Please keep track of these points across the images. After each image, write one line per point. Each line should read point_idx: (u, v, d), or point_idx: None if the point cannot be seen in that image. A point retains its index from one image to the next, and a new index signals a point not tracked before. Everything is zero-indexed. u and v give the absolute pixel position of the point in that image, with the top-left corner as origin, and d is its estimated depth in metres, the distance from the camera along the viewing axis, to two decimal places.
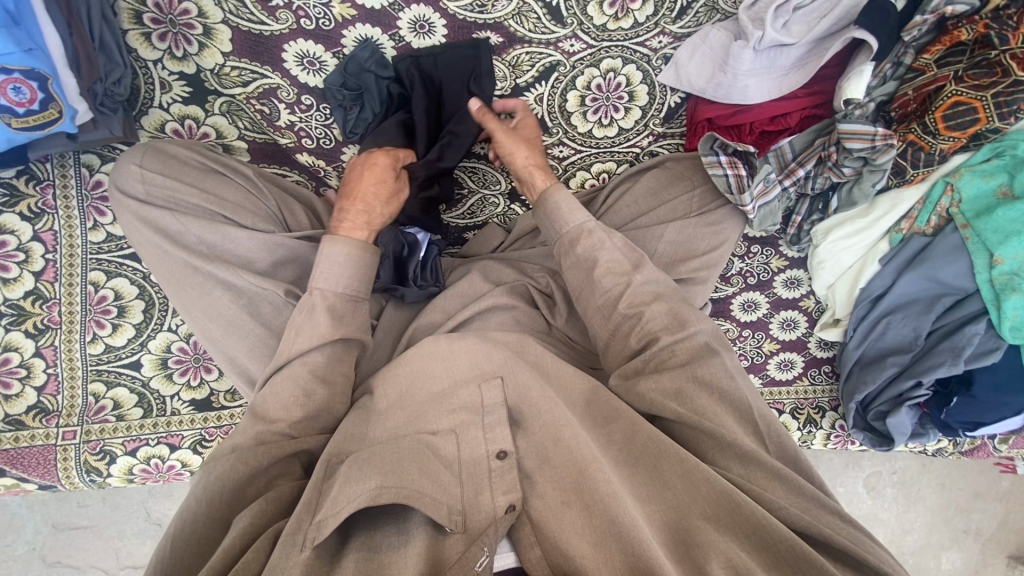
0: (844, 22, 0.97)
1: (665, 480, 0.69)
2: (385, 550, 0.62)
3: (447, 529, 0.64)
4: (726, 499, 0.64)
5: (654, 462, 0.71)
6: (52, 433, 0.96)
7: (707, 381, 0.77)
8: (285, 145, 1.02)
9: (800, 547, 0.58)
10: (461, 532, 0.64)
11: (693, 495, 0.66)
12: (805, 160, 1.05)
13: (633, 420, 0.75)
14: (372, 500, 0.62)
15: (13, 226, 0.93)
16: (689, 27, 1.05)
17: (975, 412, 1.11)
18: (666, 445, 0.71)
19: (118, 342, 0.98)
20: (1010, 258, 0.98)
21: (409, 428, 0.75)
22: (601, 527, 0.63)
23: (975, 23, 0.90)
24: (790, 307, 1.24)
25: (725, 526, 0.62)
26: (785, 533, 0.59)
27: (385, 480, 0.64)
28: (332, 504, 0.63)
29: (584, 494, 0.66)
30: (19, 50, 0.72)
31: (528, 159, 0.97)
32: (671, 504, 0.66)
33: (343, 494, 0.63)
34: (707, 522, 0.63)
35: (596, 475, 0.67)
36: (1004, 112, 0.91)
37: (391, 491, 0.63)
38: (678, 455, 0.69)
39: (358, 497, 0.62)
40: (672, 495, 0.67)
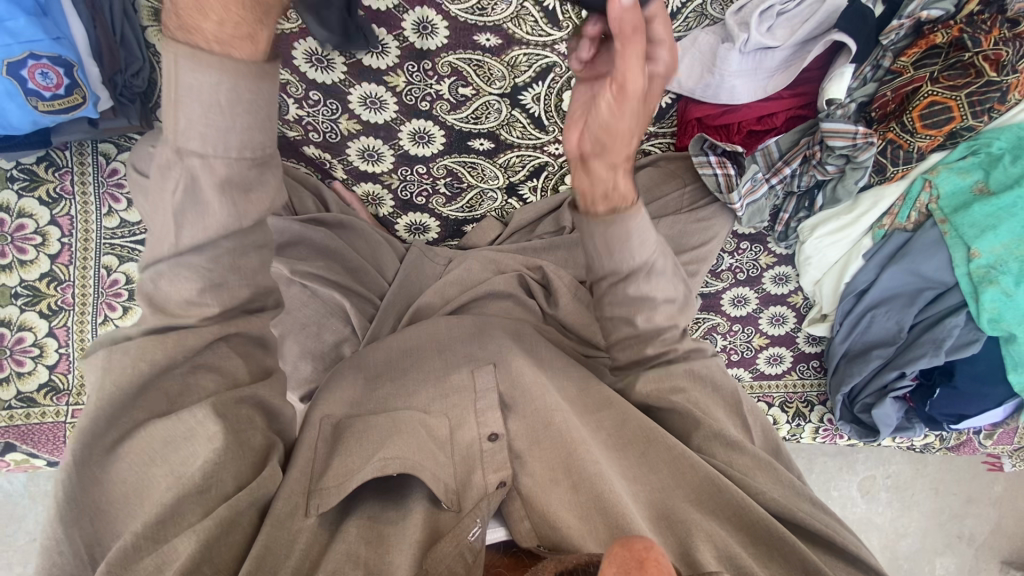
0: (825, 25, 1.03)
1: (653, 465, 0.71)
2: (385, 519, 0.64)
3: (443, 504, 0.66)
4: (709, 484, 0.67)
5: (643, 446, 0.72)
6: (63, 411, 1.00)
7: (703, 376, 0.78)
8: (292, 138, 1.07)
9: (774, 525, 0.62)
10: (455, 510, 0.66)
11: (678, 480, 0.69)
12: (791, 159, 1.10)
13: (621, 403, 0.77)
14: (378, 472, 0.64)
15: (32, 210, 0.97)
16: (678, 32, 1.10)
17: (958, 403, 1.14)
18: (654, 429, 0.73)
19: (128, 323, 1.02)
20: (986, 252, 1.03)
21: (401, 406, 0.75)
22: (587, 500, 0.66)
23: (950, 27, 0.95)
24: (779, 303, 1.28)
25: (709, 510, 0.66)
26: (766, 517, 0.63)
27: (386, 454, 0.66)
28: (330, 479, 0.64)
29: (573, 472, 0.69)
30: (48, 38, 0.81)
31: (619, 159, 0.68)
32: (657, 488, 0.69)
33: (337, 472, 0.65)
34: (691, 504, 0.66)
35: (584, 454, 0.69)
36: (977, 110, 0.97)
37: (395, 462, 0.65)
38: (666, 442, 0.71)
39: (362, 471, 0.64)
40: (658, 479, 0.70)
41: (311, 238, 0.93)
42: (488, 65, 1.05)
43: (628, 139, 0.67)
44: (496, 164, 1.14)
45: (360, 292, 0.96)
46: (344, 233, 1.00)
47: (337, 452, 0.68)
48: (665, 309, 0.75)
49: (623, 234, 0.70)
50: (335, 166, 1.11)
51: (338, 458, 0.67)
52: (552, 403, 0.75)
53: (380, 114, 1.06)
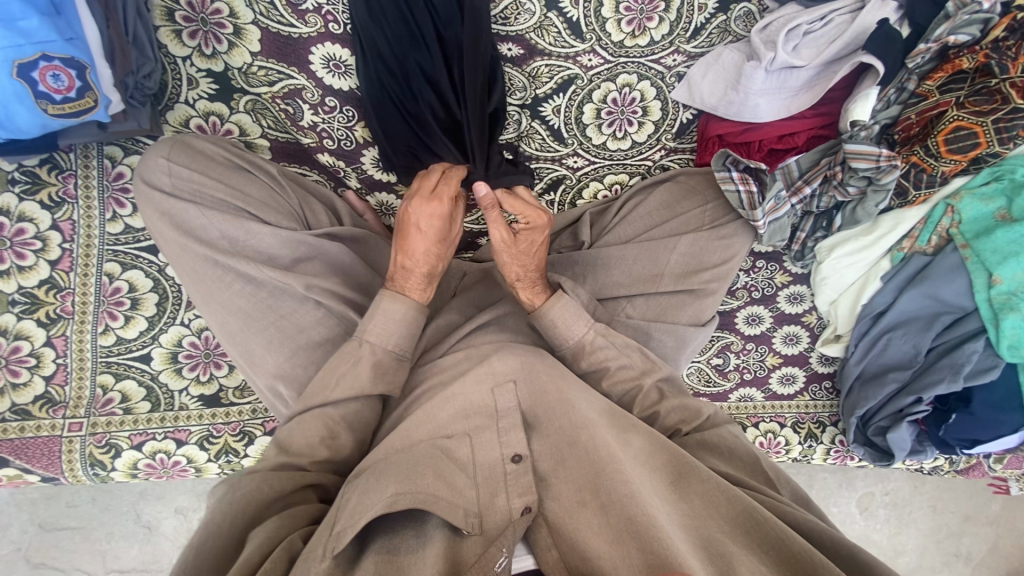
0: (852, 47, 1.02)
1: (686, 494, 0.66)
2: (404, 552, 0.59)
3: (463, 531, 0.61)
4: (746, 516, 0.61)
5: (676, 475, 0.69)
6: (58, 425, 0.95)
7: (715, 447, 0.80)
8: (307, 145, 1.03)
9: (817, 558, 0.54)
10: (478, 534, 0.62)
11: (714, 512, 0.63)
12: (811, 178, 1.08)
13: (650, 433, 0.76)
14: (389, 508, 0.60)
15: (33, 214, 0.93)
16: (702, 47, 1.10)
17: (974, 429, 1.13)
18: (689, 462, 0.70)
19: (130, 334, 0.97)
20: (1009, 279, 1.01)
21: (423, 434, 0.72)
22: (618, 523, 0.60)
23: (976, 52, 0.94)
24: (793, 322, 1.27)
25: (746, 544, 0.59)
26: (807, 548, 0.55)
27: (402, 488, 0.61)
28: (345, 516, 0.61)
29: (600, 493, 0.64)
30: (61, 38, 0.75)
31: (520, 273, 0.90)
32: (692, 516, 0.63)
33: (358, 504, 0.61)
34: (727, 535, 0.60)
35: (614, 475, 0.64)
36: (1003, 137, 0.95)
37: (407, 497, 0.61)
38: (701, 475, 0.67)
39: (375, 505, 0.60)
40: (690, 507, 0.65)
41: (327, 251, 0.86)
42: (509, 76, 1.08)
43: (515, 263, 0.89)
44: None
45: None
46: (358, 248, 0.95)
47: (357, 484, 0.65)
48: (624, 372, 0.88)
49: (554, 323, 0.88)
50: (349, 175, 1.06)
51: (357, 491, 0.64)
52: (582, 419, 0.73)
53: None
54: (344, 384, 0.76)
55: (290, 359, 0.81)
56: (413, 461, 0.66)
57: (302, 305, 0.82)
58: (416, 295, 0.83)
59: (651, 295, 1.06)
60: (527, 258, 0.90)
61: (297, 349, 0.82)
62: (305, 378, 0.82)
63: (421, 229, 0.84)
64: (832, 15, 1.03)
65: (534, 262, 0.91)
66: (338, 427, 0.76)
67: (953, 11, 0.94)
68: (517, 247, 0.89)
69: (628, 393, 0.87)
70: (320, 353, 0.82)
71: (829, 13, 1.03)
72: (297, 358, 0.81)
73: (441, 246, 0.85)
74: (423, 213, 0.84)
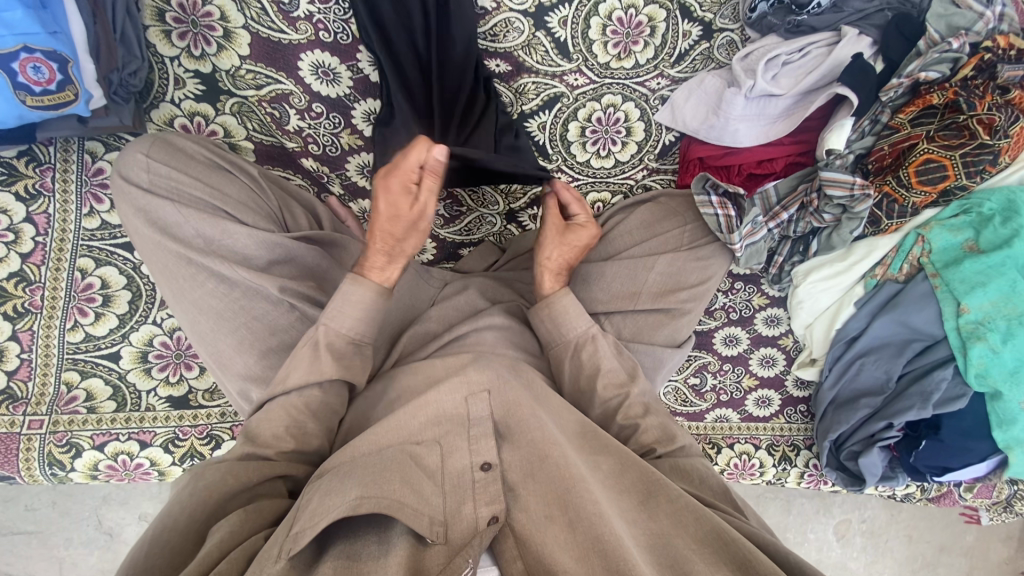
0: (828, 78, 1.05)
1: (653, 514, 0.66)
2: (365, 558, 0.57)
3: (428, 540, 0.60)
4: (714, 536, 0.61)
5: (642, 496, 0.69)
6: (18, 421, 0.92)
7: (688, 471, 0.79)
8: (291, 149, 1.03)
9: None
10: (443, 544, 0.60)
11: (679, 529, 0.63)
12: (788, 204, 1.11)
13: (621, 450, 0.75)
14: (352, 510, 0.58)
15: (7, 205, 0.92)
16: (685, 72, 1.13)
17: (942, 456, 1.14)
18: (656, 479, 0.70)
19: (99, 331, 0.96)
20: (975, 308, 1.04)
21: (395, 439, 0.70)
22: (585, 540, 0.60)
23: (946, 89, 0.98)
24: (769, 345, 1.28)
25: (710, 561, 0.59)
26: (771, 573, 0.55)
27: (366, 491, 0.60)
28: (306, 518, 0.59)
29: (568, 509, 0.63)
30: (44, 31, 0.76)
31: (548, 259, 0.94)
32: (658, 535, 0.64)
33: (316, 509, 0.59)
34: (694, 551, 0.60)
35: (582, 492, 0.64)
36: (970, 170, 0.99)
37: (371, 501, 0.59)
38: (670, 492, 0.68)
39: (338, 506, 0.58)
40: (658, 527, 0.65)
41: (303, 256, 0.86)
42: (496, 91, 1.11)
43: (552, 248, 0.93)
44: (497, 190, 1.12)
45: None
46: (337, 252, 0.94)
47: (320, 484, 0.64)
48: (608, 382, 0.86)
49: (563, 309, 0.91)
50: (333, 181, 1.07)
51: (319, 492, 0.62)
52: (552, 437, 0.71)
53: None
54: (305, 372, 0.74)
55: (261, 361, 0.80)
56: (380, 466, 0.65)
57: (276, 307, 0.81)
58: (377, 276, 0.80)
59: (628, 311, 1.06)
60: (562, 252, 0.94)
61: (268, 351, 0.80)
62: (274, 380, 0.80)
63: (380, 208, 0.79)
64: (811, 47, 1.06)
65: (564, 254, 0.94)
66: (303, 417, 0.73)
67: (924, 49, 0.99)
68: (561, 239, 0.94)
69: (604, 410, 0.87)
70: (292, 355, 0.82)
71: (808, 45, 1.06)
72: (267, 361, 0.80)
73: (400, 231, 0.80)
74: (387, 198, 0.79)
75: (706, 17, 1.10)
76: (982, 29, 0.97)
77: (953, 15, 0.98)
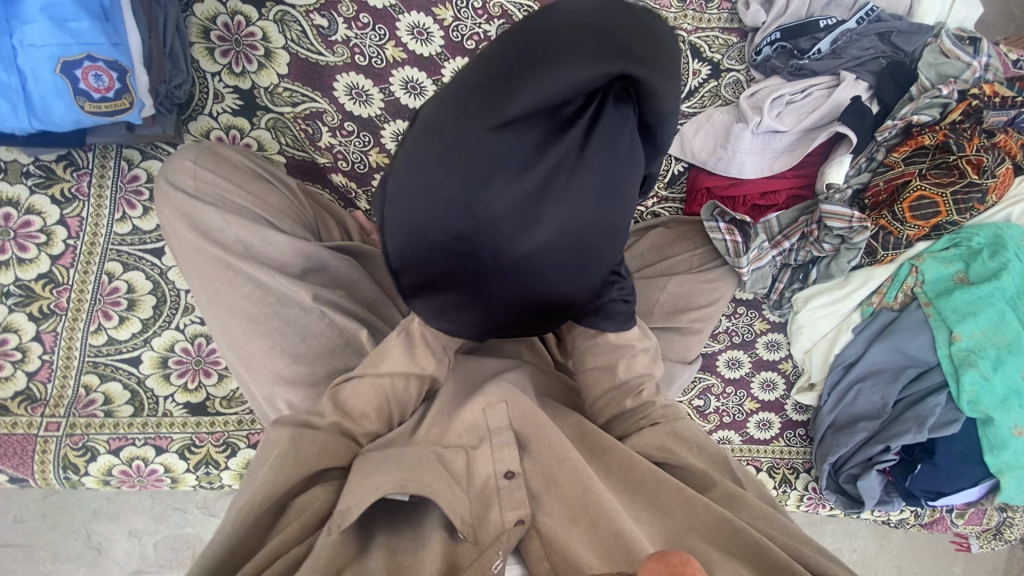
0: (829, 117, 1.13)
1: (665, 509, 0.65)
2: (407, 552, 0.60)
3: (460, 536, 0.62)
4: (723, 530, 0.60)
5: (652, 488, 0.67)
6: (35, 423, 0.92)
7: (686, 438, 0.75)
8: (322, 164, 1.06)
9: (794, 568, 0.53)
10: (472, 542, 0.62)
11: (693, 521, 0.62)
12: (789, 234, 1.17)
13: (625, 448, 0.73)
14: (399, 488, 0.59)
15: (42, 208, 0.95)
16: (695, 108, 1.20)
17: (939, 481, 1.18)
18: (659, 476, 0.68)
19: (122, 335, 0.97)
20: (967, 336, 1.11)
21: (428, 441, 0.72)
22: (607, 539, 0.59)
23: (937, 131, 1.07)
24: (770, 368, 1.32)
25: (726, 550, 0.58)
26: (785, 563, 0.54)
27: (407, 473, 0.61)
28: (349, 498, 0.60)
29: (591, 510, 0.63)
30: (108, 43, 0.78)
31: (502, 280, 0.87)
32: (672, 532, 0.62)
33: (360, 487, 0.60)
34: (708, 545, 0.59)
35: (600, 491, 0.64)
36: (961, 208, 1.07)
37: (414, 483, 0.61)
38: (677, 484, 0.66)
39: (382, 485, 0.60)
40: (672, 521, 0.64)
41: (336, 266, 0.90)
42: None
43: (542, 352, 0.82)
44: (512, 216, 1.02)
45: (380, 325, 0.92)
46: (364, 262, 0.98)
47: (358, 472, 0.65)
48: None
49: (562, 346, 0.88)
50: (360, 197, 1.10)
51: (357, 476, 0.63)
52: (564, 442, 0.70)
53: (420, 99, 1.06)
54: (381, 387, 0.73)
55: (291, 365, 0.81)
56: (414, 456, 0.66)
57: (308, 313, 0.84)
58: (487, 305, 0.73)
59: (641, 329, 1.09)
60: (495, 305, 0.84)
61: (299, 356, 0.82)
62: (302, 384, 0.81)
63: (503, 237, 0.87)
64: (812, 89, 1.14)
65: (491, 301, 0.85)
66: (375, 425, 0.73)
67: (916, 94, 1.08)
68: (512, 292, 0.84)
69: None
70: (321, 362, 0.83)
71: (810, 87, 1.14)
72: (297, 366, 0.82)
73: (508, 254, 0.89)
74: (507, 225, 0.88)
75: (714, 57, 1.18)
76: (970, 77, 1.06)
77: (943, 63, 1.07)
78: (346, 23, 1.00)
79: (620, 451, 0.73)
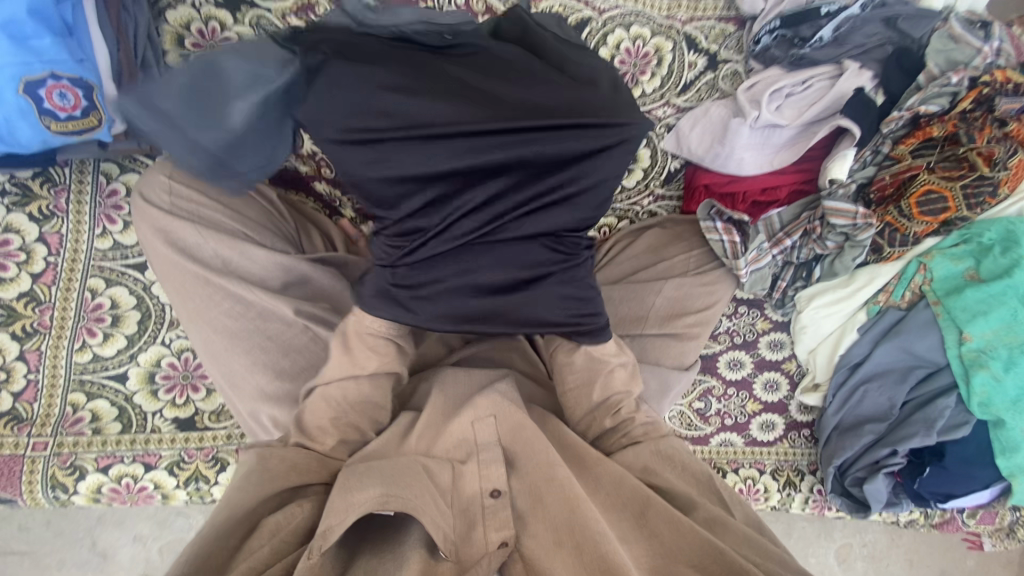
0: (831, 109, 1.08)
1: (652, 531, 0.62)
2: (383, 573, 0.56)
3: (440, 553, 0.58)
4: (709, 555, 0.57)
5: (640, 508, 0.65)
6: (22, 443, 0.93)
7: (674, 459, 0.73)
8: (304, 172, 1.05)
9: None
10: (454, 561, 0.59)
11: (681, 543, 0.59)
12: (791, 231, 1.13)
13: (611, 464, 0.71)
14: (377, 507, 0.58)
15: (20, 226, 0.95)
16: (691, 102, 1.15)
17: (947, 483, 1.14)
18: (648, 495, 0.65)
19: (107, 352, 0.97)
20: (977, 336, 1.06)
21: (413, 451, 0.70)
22: (591, 563, 0.57)
23: (946, 122, 1.01)
24: (773, 369, 1.28)
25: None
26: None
27: (389, 489, 0.59)
28: (330, 516, 0.58)
29: (576, 532, 0.60)
30: (71, 60, 0.81)
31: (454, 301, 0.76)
32: (660, 554, 0.60)
33: (338, 506, 0.59)
34: (694, 571, 0.57)
35: (588, 513, 0.61)
36: (971, 203, 1.02)
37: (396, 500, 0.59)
38: (665, 504, 0.63)
39: (362, 504, 0.58)
40: (660, 542, 0.61)
41: (317, 278, 0.88)
42: None
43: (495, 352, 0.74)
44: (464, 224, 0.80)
45: None
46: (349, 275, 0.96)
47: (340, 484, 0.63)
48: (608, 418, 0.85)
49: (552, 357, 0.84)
50: (346, 205, 1.08)
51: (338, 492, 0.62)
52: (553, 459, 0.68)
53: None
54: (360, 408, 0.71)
55: (273, 381, 0.80)
56: (401, 468, 0.64)
57: (290, 327, 0.82)
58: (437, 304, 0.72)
59: (636, 334, 1.06)
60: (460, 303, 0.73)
61: (281, 372, 0.81)
62: (284, 400, 0.80)
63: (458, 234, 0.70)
64: (813, 80, 1.09)
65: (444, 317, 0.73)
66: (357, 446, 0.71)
67: (924, 83, 1.03)
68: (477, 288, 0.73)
69: None
70: (304, 378, 0.81)
71: (811, 78, 1.09)
72: (279, 383, 0.80)
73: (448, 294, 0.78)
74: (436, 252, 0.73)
75: (711, 48, 1.13)
76: (980, 64, 1.00)
77: (952, 50, 1.02)
78: None
79: (606, 467, 0.70)
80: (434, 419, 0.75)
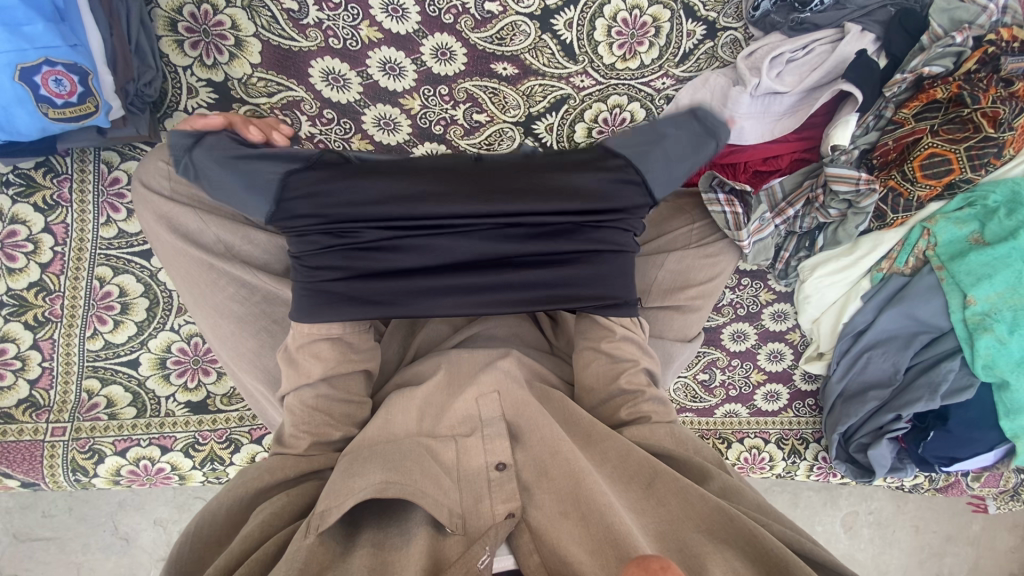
0: (832, 75, 1.06)
1: (660, 500, 0.62)
2: (391, 547, 0.58)
3: (447, 529, 0.60)
4: (719, 515, 0.57)
5: (647, 480, 0.65)
6: (41, 429, 0.96)
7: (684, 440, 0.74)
8: None
9: (790, 556, 0.50)
10: (461, 534, 0.60)
11: (688, 511, 0.60)
12: (793, 200, 1.12)
13: (616, 438, 0.71)
14: (377, 494, 0.58)
15: (26, 217, 0.96)
16: (690, 71, 1.13)
17: (950, 447, 1.15)
18: (656, 467, 0.66)
19: (118, 338, 0.99)
20: (982, 300, 1.06)
21: (414, 431, 0.71)
22: (598, 533, 0.55)
23: (950, 83, 1.00)
24: (777, 339, 1.28)
25: (721, 540, 0.55)
26: (782, 551, 0.51)
27: (390, 475, 0.60)
28: (330, 497, 0.60)
29: (581, 502, 0.60)
30: (65, 45, 0.80)
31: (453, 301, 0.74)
32: (667, 521, 0.59)
33: (344, 489, 0.60)
34: (703, 535, 0.56)
35: (594, 484, 0.61)
36: (976, 163, 1.00)
37: (396, 486, 0.60)
38: (672, 474, 0.64)
39: (362, 490, 0.59)
40: (667, 511, 0.61)
41: None
42: (508, 44, 1.07)
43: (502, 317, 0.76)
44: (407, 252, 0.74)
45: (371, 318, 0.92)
46: None
47: (343, 470, 0.64)
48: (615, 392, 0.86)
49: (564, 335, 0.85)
50: None
51: (338, 478, 0.63)
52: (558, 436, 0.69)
53: (399, 80, 1.06)
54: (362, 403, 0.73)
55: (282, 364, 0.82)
56: (402, 451, 0.65)
57: None
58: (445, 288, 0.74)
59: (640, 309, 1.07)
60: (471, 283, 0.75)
61: None
62: None
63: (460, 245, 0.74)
64: (814, 44, 1.07)
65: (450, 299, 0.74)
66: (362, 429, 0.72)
67: (928, 43, 1.01)
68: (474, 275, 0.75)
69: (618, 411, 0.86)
70: None
71: (811, 43, 1.07)
72: None
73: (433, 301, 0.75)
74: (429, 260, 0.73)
75: (709, 16, 1.10)
76: (986, 22, 0.99)
77: (956, 8, 0.99)
78: (316, 5, 0.99)
79: (611, 442, 0.71)
80: (437, 394, 0.76)
